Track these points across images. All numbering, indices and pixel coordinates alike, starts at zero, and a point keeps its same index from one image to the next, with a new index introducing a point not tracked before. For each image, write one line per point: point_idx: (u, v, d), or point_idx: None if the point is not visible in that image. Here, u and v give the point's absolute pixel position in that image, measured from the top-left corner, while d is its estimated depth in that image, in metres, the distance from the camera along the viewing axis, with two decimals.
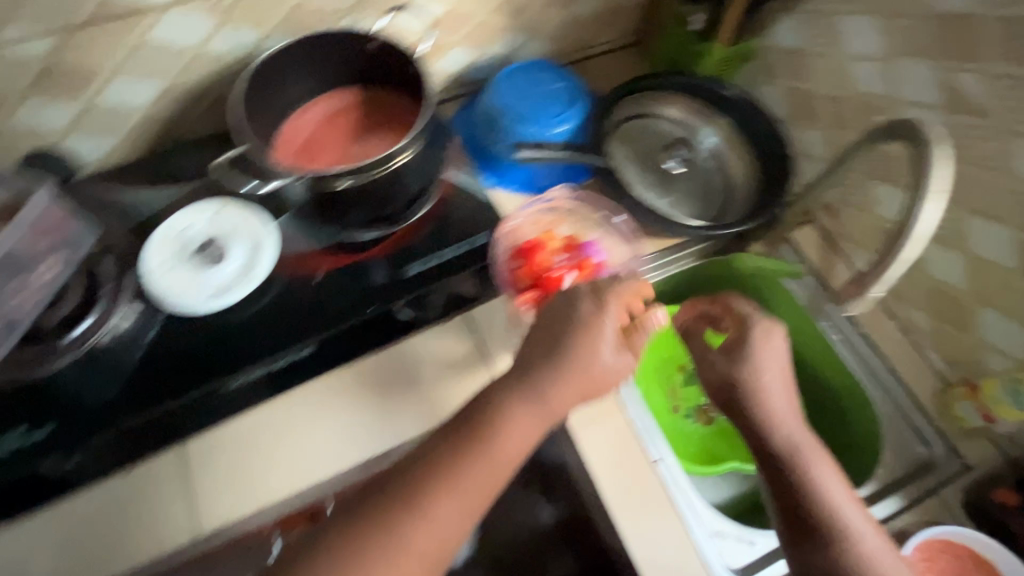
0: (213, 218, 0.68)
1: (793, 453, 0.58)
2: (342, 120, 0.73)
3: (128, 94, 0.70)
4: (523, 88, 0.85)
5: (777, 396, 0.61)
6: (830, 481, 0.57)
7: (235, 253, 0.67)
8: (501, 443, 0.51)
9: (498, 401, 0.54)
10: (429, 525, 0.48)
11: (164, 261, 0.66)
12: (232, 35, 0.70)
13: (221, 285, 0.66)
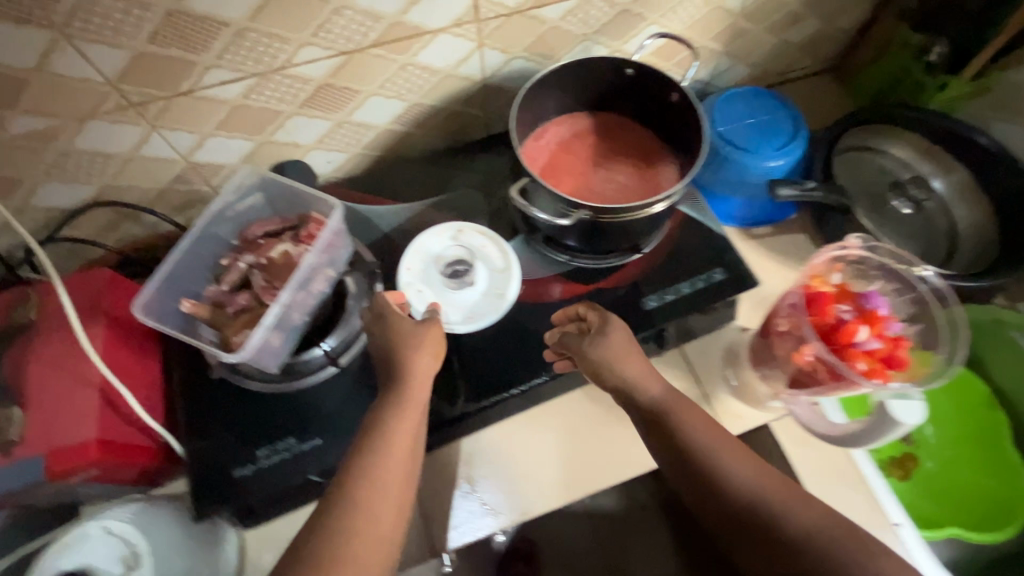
0: (455, 239, 0.69)
1: (660, 418, 0.57)
2: (579, 144, 0.72)
3: (377, 111, 0.72)
4: (742, 116, 0.82)
5: (602, 359, 0.59)
6: (695, 441, 0.56)
7: (483, 275, 0.68)
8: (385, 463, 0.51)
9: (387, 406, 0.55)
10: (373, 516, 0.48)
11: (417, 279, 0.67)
12: (483, 57, 0.70)
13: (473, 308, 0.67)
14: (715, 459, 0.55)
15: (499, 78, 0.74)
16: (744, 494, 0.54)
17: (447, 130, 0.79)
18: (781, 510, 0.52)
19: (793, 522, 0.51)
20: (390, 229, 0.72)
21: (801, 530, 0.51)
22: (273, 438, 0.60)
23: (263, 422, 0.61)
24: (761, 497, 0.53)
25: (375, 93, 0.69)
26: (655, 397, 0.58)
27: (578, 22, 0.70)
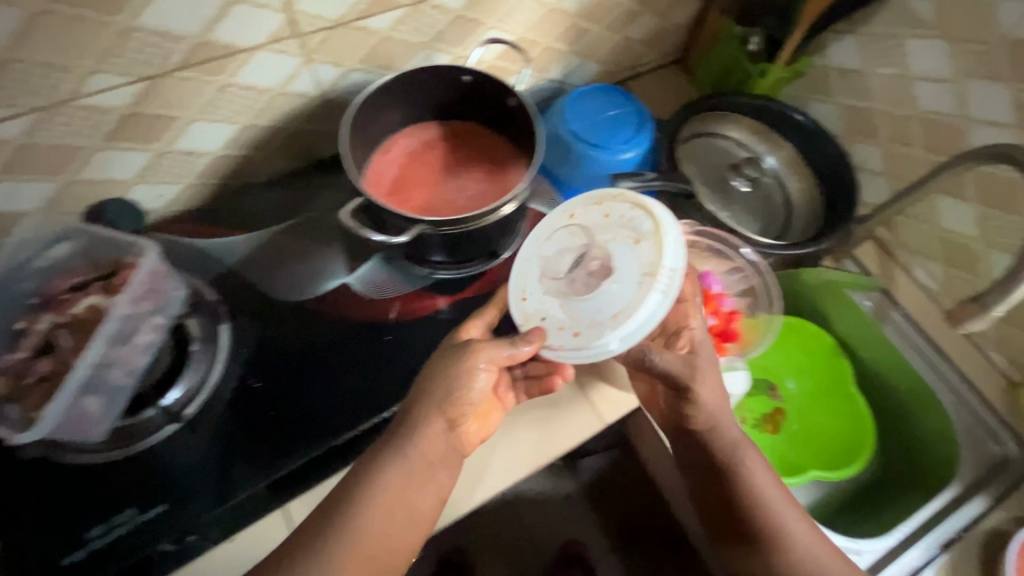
0: (552, 241, 0.62)
1: (707, 434, 0.66)
2: (428, 154, 0.71)
3: (206, 136, 0.66)
4: (593, 112, 0.85)
5: (706, 390, 0.65)
6: (752, 466, 0.65)
7: (623, 254, 0.57)
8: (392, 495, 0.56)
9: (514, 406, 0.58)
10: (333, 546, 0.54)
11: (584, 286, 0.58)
12: (315, 72, 0.67)
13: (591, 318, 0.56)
14: (741, 475, 0.64)
15: (339, 91, 0.71)
16: (743, 494, 0.64)
17: (294, 150, 0.75)
18: (771, 524, 0.63)
19: (795, 544, 0.62)
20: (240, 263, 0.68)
21: (794, 548, 0.62)
22: (112, 509, 0.56)
23: (100, 496, 0.56)
24: (754, 496, 0.64)
25: (198, 118, 0.63)
26: (709, 418, 0.65)
27: (411, 30, 0.68)
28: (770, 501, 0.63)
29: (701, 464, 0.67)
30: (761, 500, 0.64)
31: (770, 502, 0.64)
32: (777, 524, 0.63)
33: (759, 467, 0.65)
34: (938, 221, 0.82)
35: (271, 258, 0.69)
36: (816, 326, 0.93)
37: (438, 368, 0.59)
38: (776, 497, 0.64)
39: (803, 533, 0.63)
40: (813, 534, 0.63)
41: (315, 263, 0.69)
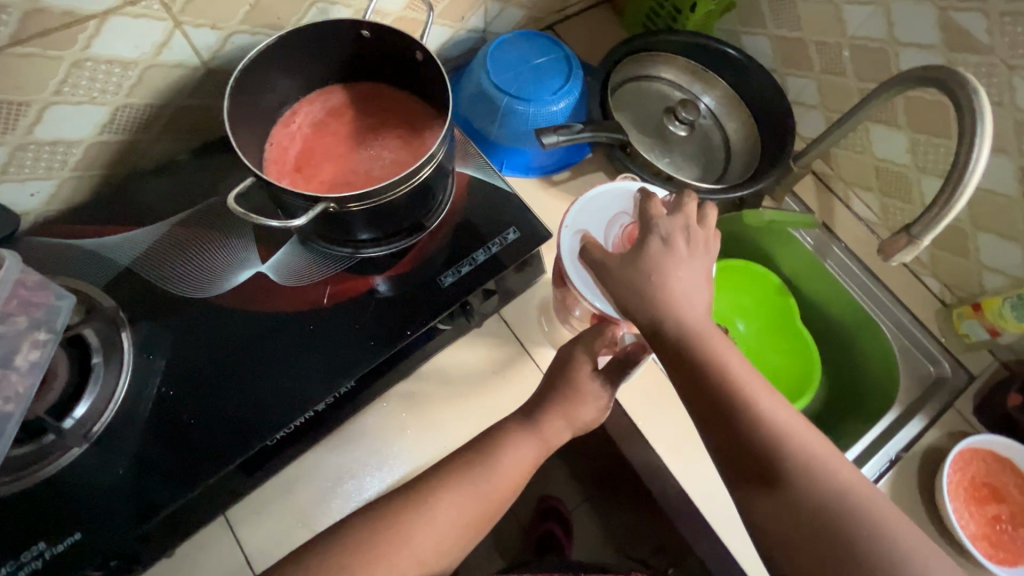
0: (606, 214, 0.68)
1: (680, 331, 0.50)
2: (336, 123, 0.65)
3: (73, 122, 0.58)
4: (517, 63, 0.79)
5: (674, 281, 0.52)
6: (732, 357, 0.50)
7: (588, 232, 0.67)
8: (510, 462, 0.59)
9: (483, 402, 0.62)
10: (453, 511, 0.56)
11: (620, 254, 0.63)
12: (190, 38, 0.58)
13: (580, 219, 0.68)
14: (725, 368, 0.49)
15: (224, 58, 0.63)
16: (730, 391, 0.48)
17: (185, 127, 0.67)
18: (764, 425, 0.47)
19: (795, 453, 0.47)
20: (138, 262, 0.63)
21: (796, 455, 0.47)
22: (23, 545, 0.52)
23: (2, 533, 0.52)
24: (759, 412, 0.48)
25: (53, 101, 0.55)
26: (687, 320, 0.51)
27: None
28: (759, 400, 0.48)
29: (677, 369, 0.51)
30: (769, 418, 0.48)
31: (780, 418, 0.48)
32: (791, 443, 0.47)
33: (744, 366, 0.50)
34: (872, 151, 0.81)
35: (175, 251, 0.64)
36: (762, 266, 0.93)
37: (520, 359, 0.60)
38: (785, 409, 0.49)
39: (814, 439, 0.48)
40: (812, 433, 0.48)
41: (224, 254, 0.64)
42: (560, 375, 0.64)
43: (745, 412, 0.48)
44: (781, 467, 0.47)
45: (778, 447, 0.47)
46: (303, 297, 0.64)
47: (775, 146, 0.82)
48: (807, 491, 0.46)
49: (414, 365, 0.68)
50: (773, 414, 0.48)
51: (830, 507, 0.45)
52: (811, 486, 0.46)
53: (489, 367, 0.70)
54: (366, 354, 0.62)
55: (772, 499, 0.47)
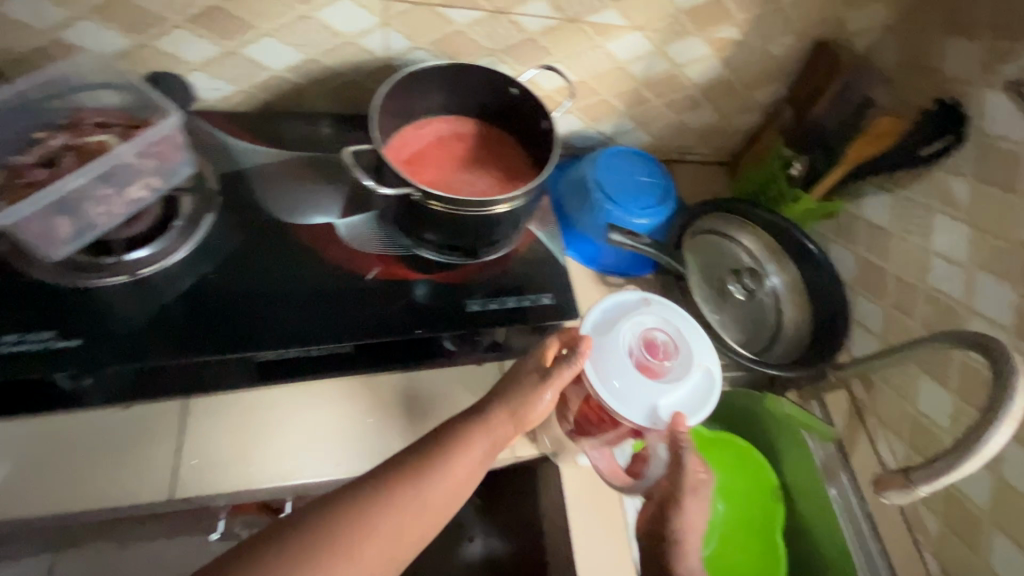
0: (611, 353, 0.62)
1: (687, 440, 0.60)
2: (455, 144, 0.75)
3: (273, 54, 0.73)
4: (624, 172, 0.88)
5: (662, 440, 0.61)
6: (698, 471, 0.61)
7: (628, 382, 0.61)
8: (455, 471, 0.50)
9: (451, 429, 0.54)
10: (380, 549, 0.46)
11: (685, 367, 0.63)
12: (387, 38, 0.73)
13: (629, 397, 0.60)
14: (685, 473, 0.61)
15: (403, 62, 0.76)
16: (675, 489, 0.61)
17: (345, 97, 0.81)
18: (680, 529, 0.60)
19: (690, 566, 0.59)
20: (252, 169, 0.74)
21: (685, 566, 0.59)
22: (26, 328, 0.58)
23: (25, 312, 0.59)
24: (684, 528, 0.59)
25: (271, 33, 0.70)
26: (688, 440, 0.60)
27: (483, 35, 0.74)
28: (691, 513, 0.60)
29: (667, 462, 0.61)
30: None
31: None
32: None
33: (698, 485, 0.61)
34: (915, 399, 0.79)
35: (282, 176, 0.74)
36: (762, 456, 0.89)
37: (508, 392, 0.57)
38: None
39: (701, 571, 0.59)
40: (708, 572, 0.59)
41: (314, 197, 0.74)
42: (501, 381, 0.60)
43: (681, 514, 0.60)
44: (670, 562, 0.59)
45: None
46: (350, 259, 0.71)
47: (821, 348, 0.83)
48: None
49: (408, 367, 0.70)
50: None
51: None
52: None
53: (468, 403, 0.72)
54: (374, 330, 0.66)
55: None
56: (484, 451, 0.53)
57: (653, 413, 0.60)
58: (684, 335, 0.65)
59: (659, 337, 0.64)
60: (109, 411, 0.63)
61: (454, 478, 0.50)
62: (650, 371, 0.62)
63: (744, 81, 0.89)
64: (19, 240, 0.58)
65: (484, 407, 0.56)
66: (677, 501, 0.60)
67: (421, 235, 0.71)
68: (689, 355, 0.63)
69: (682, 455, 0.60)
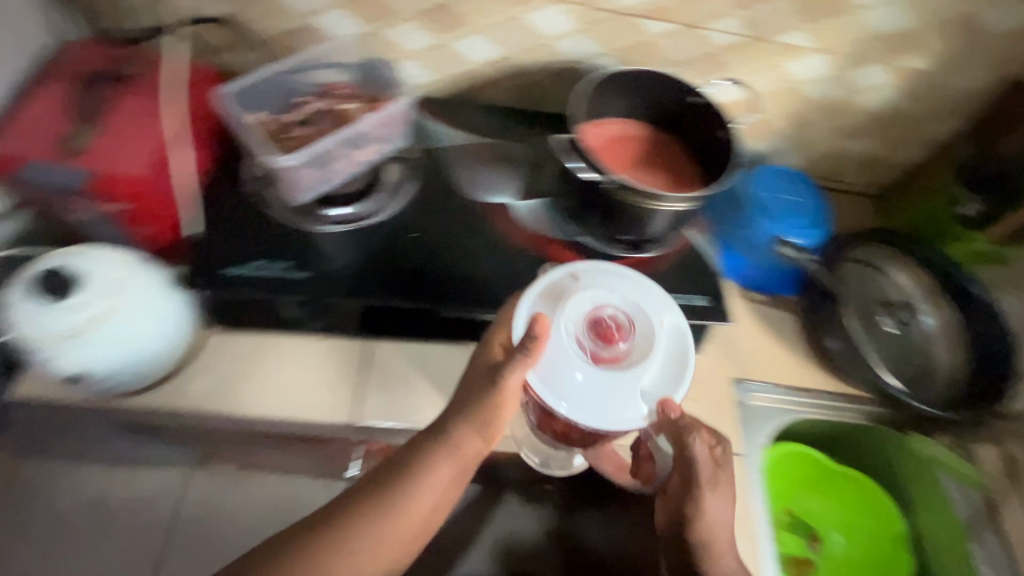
0: (577, 356, 0.57)
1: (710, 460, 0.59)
2: (629, 144, 0.80)
3: (476, 49, 0.81)
4: (784, 190, 0.88)
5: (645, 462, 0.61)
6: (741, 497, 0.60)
7: (603, 385, 0.57)
8: (421, 493, 0.55)
9: (423, 438, 0.57)
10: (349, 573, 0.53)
11: (648, 334, 0.59)
12: (582, 43, 0.79)
13: (608, 399, 0.57)
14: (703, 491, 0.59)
15: (586, 65, 0.82)
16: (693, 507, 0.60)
17: (521, 93, 0.87)
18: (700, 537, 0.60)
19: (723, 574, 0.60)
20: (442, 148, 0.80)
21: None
22: (258, 256, 0.66)
23: (255, 241, 0.67)
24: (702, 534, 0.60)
25: (480, 30, 0.78)
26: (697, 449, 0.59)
27: (671, 47, 0.79)
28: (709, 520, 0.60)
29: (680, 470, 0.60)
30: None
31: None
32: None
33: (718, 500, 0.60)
34: None
35: (468, 155, 0.80)
36: (892, 504, 0.87)
37: (479, 395, 0.56)
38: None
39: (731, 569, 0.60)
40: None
41: (496, 177, 0.79)
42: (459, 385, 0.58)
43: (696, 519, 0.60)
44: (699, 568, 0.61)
45: None
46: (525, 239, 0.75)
47: (982, 395, 0.79)
48: None
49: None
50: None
51: None
52: None
53: None
54: None
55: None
56: (454, 471, 0.57)
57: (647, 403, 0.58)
58: (636, 305, 0.60)
59: (608, 315, 0.59)
60: (312, 340, 0.73)
61: (418, 504, 0.55)
62: (597, 353, 0.57)
63: (917, 114, 0.88)
64: (276, 181, 0.68)
65: (450, 427, 0.57)
66: (695, 503, 0.60)
67: (594, 225, 0.74)
68: (637, 308, 0.60)
69: (685, 442, 0.58)
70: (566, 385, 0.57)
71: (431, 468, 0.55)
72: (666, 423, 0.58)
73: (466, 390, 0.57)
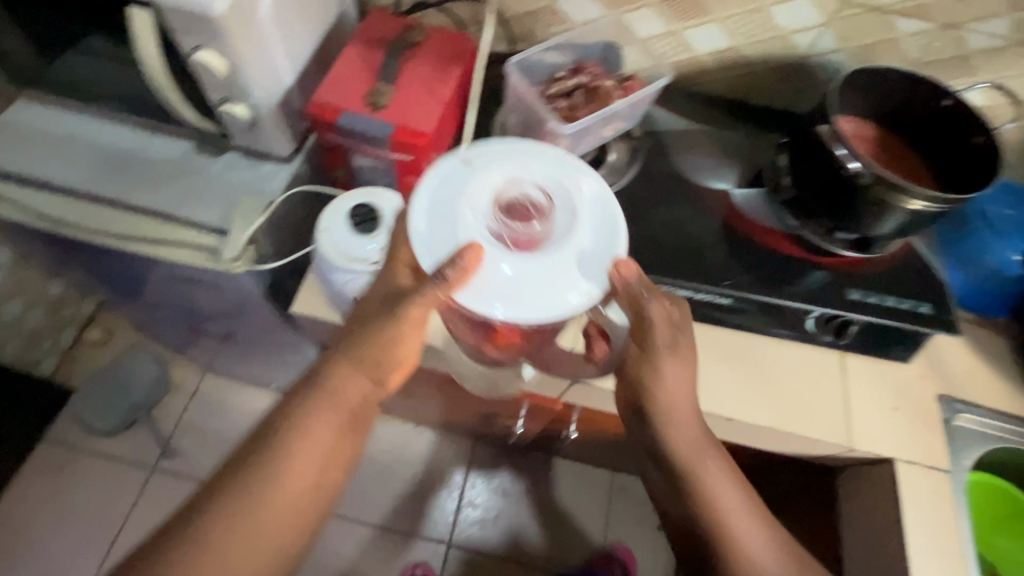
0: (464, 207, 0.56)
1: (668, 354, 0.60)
2: (863, 144, 0.78)
3: (704, 39, 0.82)
4: (1003, 206, 0.84)
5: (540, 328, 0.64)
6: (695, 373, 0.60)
7: (509, 254, 0.54)
8: (298, 452, 0.57)
9: (283, 413, 0.58)
10: (248, 518, 0.55)
11: (565, 205, 0.57)
12: (820, 37, 0.78)
13: (544, 285, 0.54)
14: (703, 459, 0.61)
15: (815, 60, 0.82)
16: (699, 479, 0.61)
17: (734, 85, 0.88)
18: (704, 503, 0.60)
19: (746, 544, 0.58)
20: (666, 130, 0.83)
21: (746, 548, 0.58)
22: None
23: None
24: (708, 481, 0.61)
25: (716, 20, 0.79)
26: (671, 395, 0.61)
27: (916, 47, 0.77)
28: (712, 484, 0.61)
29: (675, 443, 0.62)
30: (709, 498, 0.60)
31: (761, 558, 0.58)
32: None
33: (722, 469, 0.61)
34: None
35: (686, 140, 0.84)
36: None
37: (370, 318, 0.59)
38: (754, 535, 0.59)
39: (751, 533, 0.59)
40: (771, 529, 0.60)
41: (712, 163, 0.83)
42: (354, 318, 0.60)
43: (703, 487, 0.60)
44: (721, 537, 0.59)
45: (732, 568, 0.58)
46: (747, 228, 0.78)
47: None
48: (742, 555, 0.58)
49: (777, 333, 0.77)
50: (716, 501, 0.60)
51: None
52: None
53: (811, 383, 0.76)
54: (756, 288, 0.74)
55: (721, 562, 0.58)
56: (336, 430, 0.59)
57: (585, 278, 0.54)
58: (528, 168, 0.58)
59: (517, 193, 0.57)
60: None
61: (298, 468, 0.57)
62: (520, 238, 0.55)
63: None
64: None
65: (328, 374, 0.59)
66: (655, 369, 0.60)
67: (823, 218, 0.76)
68: (556, 183, 0.58)
69: (641, 308, 0.58)
70: (497, 277, 0.54)
71: (305, 427, 0.58)
72: (621, 290, 0.57)
73: (370, 324, 0.58)
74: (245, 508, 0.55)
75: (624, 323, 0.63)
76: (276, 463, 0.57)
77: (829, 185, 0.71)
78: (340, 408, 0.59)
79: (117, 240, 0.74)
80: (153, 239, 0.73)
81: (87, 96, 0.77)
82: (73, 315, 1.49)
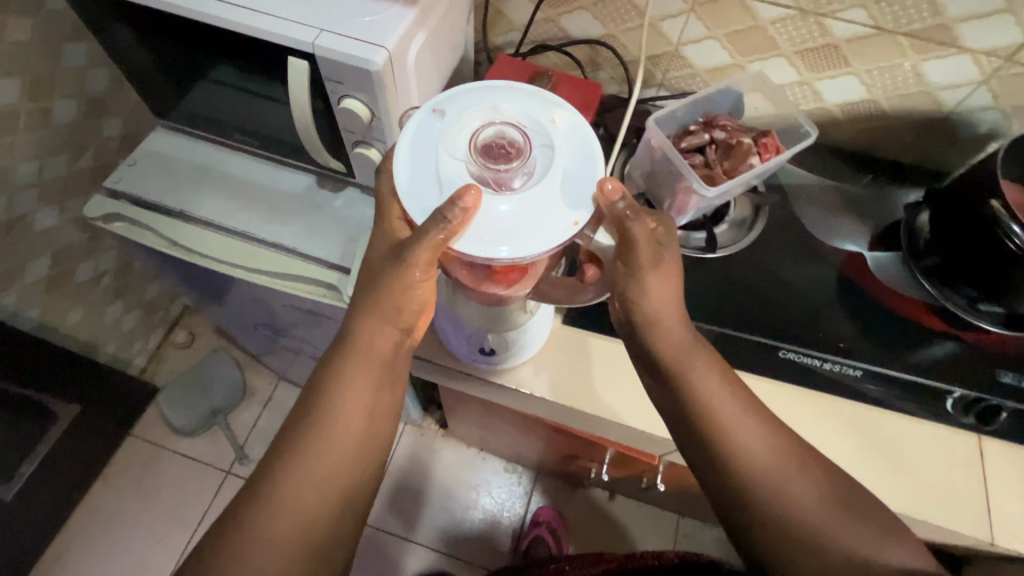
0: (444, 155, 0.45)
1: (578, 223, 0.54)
2: None
3: (838, 90, 0.78)
4: None
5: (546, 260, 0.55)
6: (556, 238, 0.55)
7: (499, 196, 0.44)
8: (345, 404, 0.53)
9: (322, 370, 0.54)
10: (294, 481, 0.50)
11: (540, 127, 0.46)
12: (973, 95, 0.74)
13: (536, 220, 0.43)
14: (693, 386, 0.53)
15: (963, 116, 0.77)
16: (710, 404, 0.53)
17: (864, 137, 0.84)
18: (720, 434, 0.52)
19: (767, 479, 0.50)
20: (796, 181, 0.84)
21: (767, 484, 0.50)
22: None
23: None
24: (711, 406, 0.53)
25: (856, 72, 0.75)
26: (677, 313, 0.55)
27: None
28: (720, 416, 0.52)
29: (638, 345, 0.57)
30: (733, 443, 0.52)
31: (768, 472, 0.51)
32: (803, 524, 0.48)
33: (723, 392, 0.53)
34: None
35: (814, 197, 0.84)
36: None
37: (374, 292, 0.54)
38: (769, 466, 0.51)
39: (771, 465, 0.51)
40: (797, 462, 0.51)
41: (841, 222, 0.82)
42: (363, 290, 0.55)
43: (711, 424, 0.52)
44: (738, 474, 0.51)
45: (765, 515, 0.50)
46: (882, 293, 0.77)
47: None
48: (763, 496, 0.50)
49: (911, 414, 0.71)
50: (735, 435, 0.52)
51: (788, 527, 0.49)
52: (790, 514, 0.49)
53: (946, 467, 0.69)
54: (893, 363, 0.73)
55: (750, 509, 0.50)
56: (372, 381, 0.54)
57: (573, 215, 0.44)
58: (496, 98, 0.47)
59: (491, 126, 0.45)
60: None
61: (342, 426, 0.52)
62: (504, 179, 0.44)
63: None
64: (665, 196, 0.70)
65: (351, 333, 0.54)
66: (639, 283, 0.53)
67: (970, 292, 0.71)
68: (532, 118, 0.46)
69: (629, 227, 0.50)
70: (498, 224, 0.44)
71: (346, 382, 0.53)
72: (607, 212, 0.50)
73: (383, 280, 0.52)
74: (307, 472, 0.50)
75: (612, 246, 0.54)
76: (324, 416, 0.52)
77: (992, 259, 0.66)
78: (371, 360, 0.54)
79: (250, 272, 0.78)
80: (284, 274, 0.77)
81: (222, 129, 0.80)
82: (163, 317, 1.57)
